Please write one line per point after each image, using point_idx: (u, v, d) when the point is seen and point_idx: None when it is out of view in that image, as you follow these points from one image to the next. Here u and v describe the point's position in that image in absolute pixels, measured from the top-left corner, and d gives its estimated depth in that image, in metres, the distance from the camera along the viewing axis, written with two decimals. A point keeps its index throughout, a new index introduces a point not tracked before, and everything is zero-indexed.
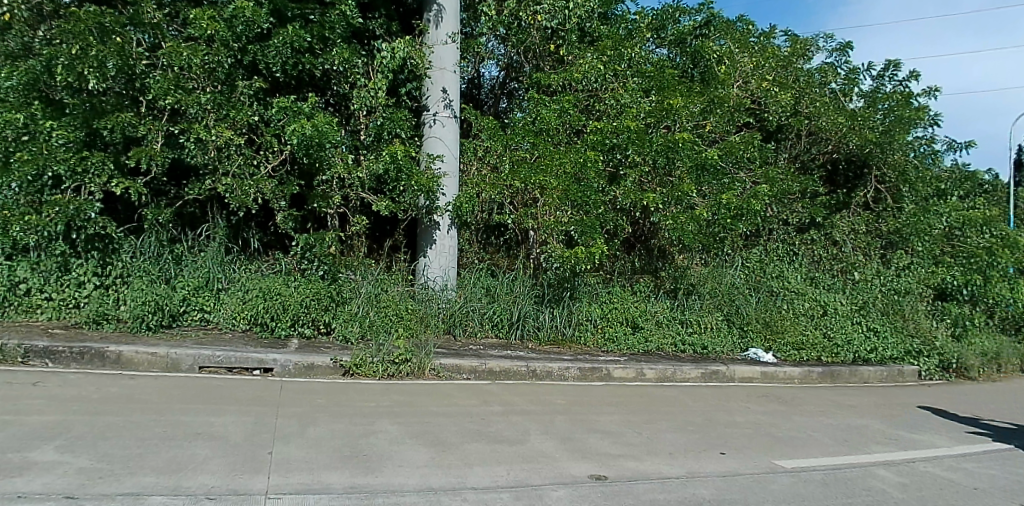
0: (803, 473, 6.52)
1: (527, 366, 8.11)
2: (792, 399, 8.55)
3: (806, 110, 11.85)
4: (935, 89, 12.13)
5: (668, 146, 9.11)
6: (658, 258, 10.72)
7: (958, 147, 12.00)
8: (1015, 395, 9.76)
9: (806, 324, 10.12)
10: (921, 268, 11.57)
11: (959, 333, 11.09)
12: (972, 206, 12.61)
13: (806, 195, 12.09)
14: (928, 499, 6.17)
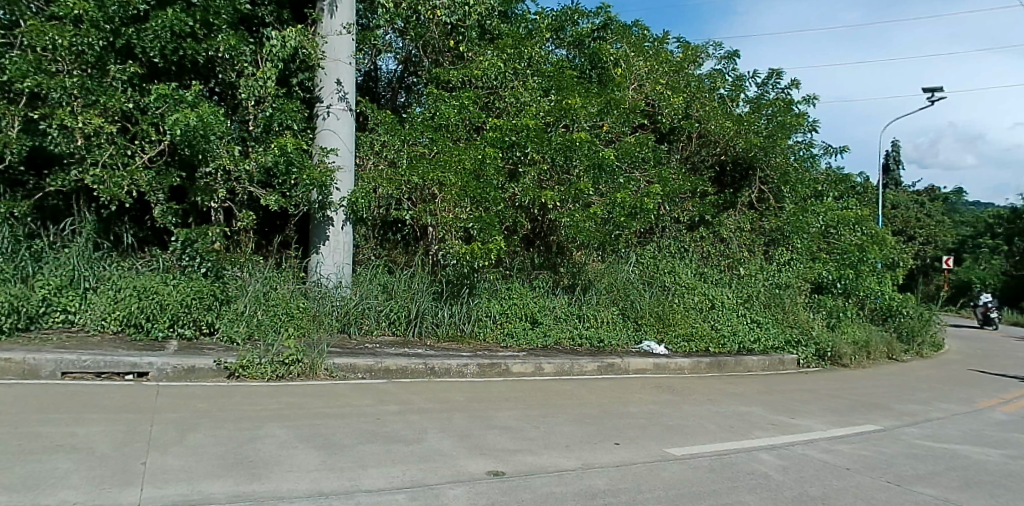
0: (692, 460, 6.79)
1: (425, 363, 8.01)
2: (683, 389, 8.90)
3: (697, 114, 12.41)
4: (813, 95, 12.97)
5: (567, 145, 9.28)
6: (557, 254, 10.75)
7: (832, 153, 12.96)
8: (878, 382, 10.68)
9: (696, 316, 10.59)
10: (800, 263, 12.33)
11: (834, 323, 11.94)
12: (845, 207, 13.62)
13: (695, 194, 12.68)
14: (805, 481, 6.60)
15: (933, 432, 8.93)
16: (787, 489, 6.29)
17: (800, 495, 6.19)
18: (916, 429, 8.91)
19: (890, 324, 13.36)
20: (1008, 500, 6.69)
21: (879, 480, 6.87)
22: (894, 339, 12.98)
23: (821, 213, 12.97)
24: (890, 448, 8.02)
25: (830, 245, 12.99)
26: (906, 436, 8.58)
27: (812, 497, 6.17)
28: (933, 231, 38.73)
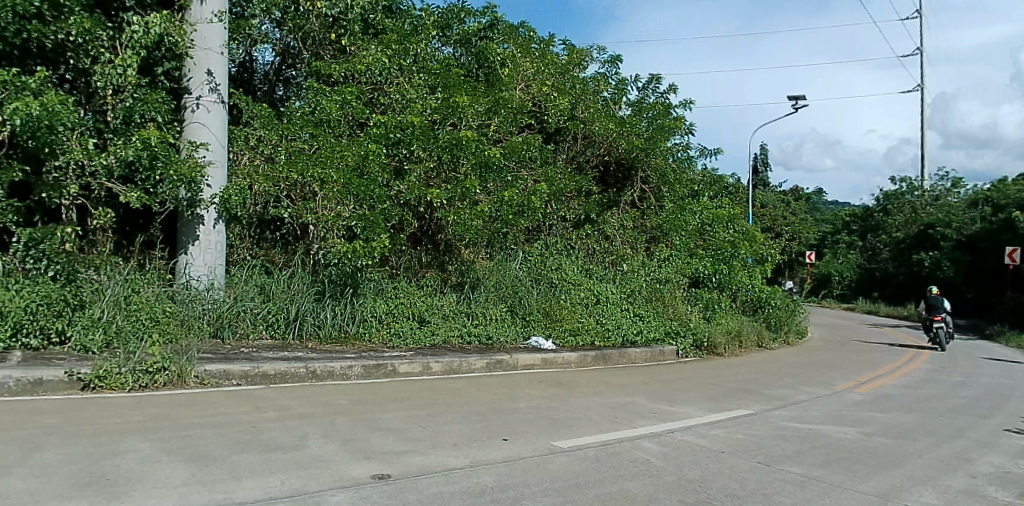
0: (578, 452, 6.95)
1: (306, 367, 7.74)
2: (571, 383, 9.12)
3: (582, 115, 12.82)
4: (689, 102, 13.46)
5: (453, 143, 9.27)
6: (445, 252, 10.91)
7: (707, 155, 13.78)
8: (748, 369, 11.48)
9: (581, 312, 10.86)
10: (679, 259, 12.97)
11: (710, 315, 12.63)
12: (720, 205, 14.49)
13: (581, 193, 12.96)
14: (685, 466, 6.91)
15: (797, 414, 9.66)
16: (668, 475, 6.56)
17: (679, 479, 6.48)
18: (782, 412, 9.62)
19: (760, 313, 14.62)
20: (861, 473, 7.34)
21: (751, 461, 7.34)
22: (763, 330, 13.92)
23: (697, 211, 13.77)
24: (760, 431, 8.58)
25: (706, 241, 13.76)
26: (774, 419, 9.22)
27: (690, 481, 6.48)
28: (798, 229, 42.58)
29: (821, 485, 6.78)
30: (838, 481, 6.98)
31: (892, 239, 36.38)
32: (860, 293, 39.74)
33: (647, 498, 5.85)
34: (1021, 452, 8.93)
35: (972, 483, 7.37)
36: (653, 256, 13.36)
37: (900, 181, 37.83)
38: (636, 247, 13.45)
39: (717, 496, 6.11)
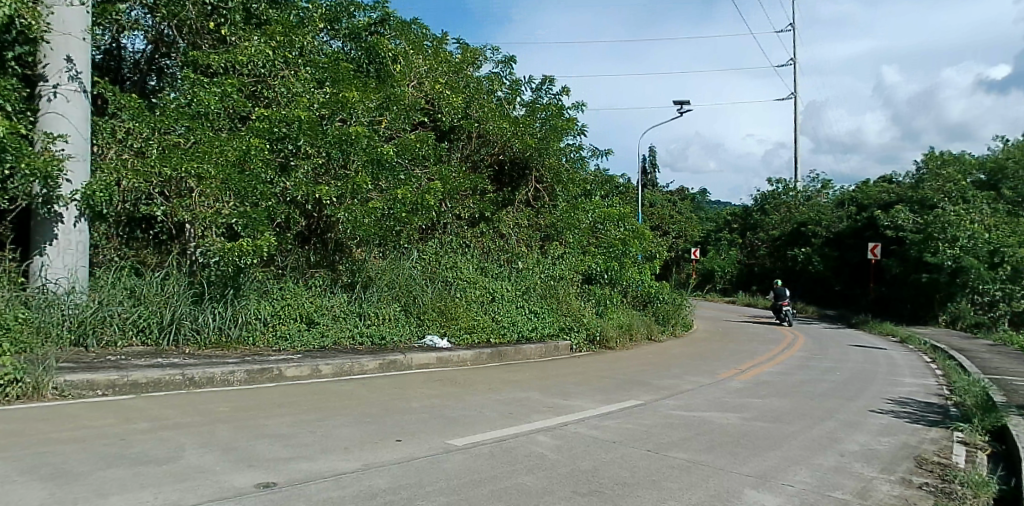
0: (473, 448, 6.98)
1: (183, 374, 7.35)
2: (467, 381, 9.21)
3: (476, 114, 13.41)
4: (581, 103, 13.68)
5: (340, 139, 10.02)
6: (335, 251, 11.10)
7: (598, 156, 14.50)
8: (635, 360, 12.07)
9: (477, 309, 11.14)
10: (572, 256, 13.48)
11: (602, 310, 13.35)
12: (609, 205, 15.15)
13: (476, 192, 13.28)
14: (578, 457, 7.09)
15: (684, 403, 10.16)
16: (562, 467, 6.69)
17: (573, 471, 6.62)
18: (670, 401, 10.14)
19: (648, 307, 15.89)
20: (742, 456, 7.80)
21: (641, 449, 7.62)
22: (652, 324, 14.99)
23: (589, 210, 14.25)
24: (649, 420, 8.95)
25: (598, 238, 14.42)
26: (662, 408, 9.66)
27: (583, 471, 6.64)
28: (683, 226, 45.28)
29: (706, 469, 7.15)
30: (721, 464, 7.38)
31: (769, 236, 39.14)
32: (740, 286, 42.49)
33: (541, 490, 5.94)
34: (882, 430, 9.83)
35: (839, 460, 8.01)
36: (548, 253, 13.68)
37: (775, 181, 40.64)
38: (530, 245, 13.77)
39: (609, 485, 6.29)
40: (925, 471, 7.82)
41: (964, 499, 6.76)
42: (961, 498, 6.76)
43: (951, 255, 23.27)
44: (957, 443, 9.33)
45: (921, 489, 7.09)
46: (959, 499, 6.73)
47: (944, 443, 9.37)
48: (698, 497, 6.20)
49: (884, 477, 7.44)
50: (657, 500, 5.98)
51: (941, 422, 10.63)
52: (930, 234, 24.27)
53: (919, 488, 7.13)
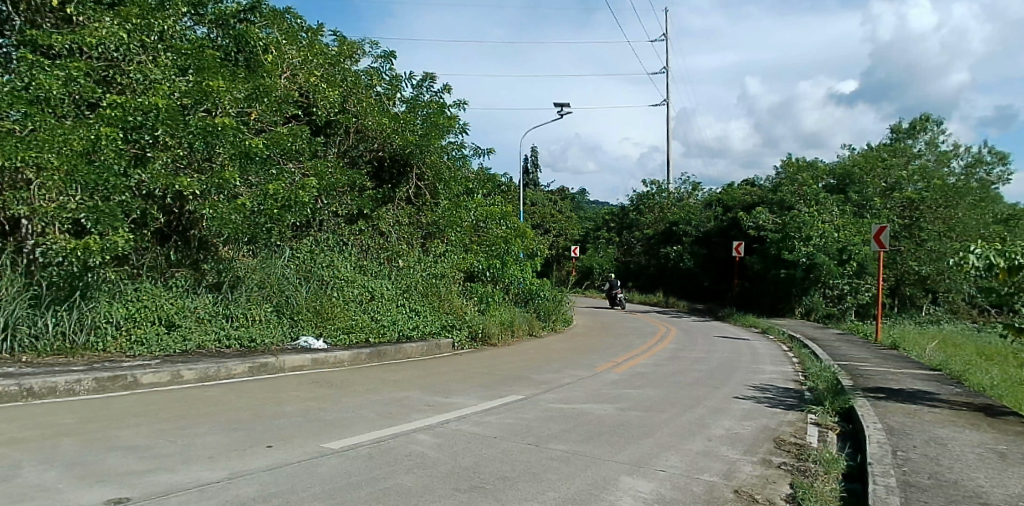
0: (349, 451, 6.82)
1: (19, 384, 6.73)
2: (343, 382, 9.19)
3: (353, 109, 14.56)
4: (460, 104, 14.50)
5: (207, 130, 9.85)
6: (198, 249, 11.11)
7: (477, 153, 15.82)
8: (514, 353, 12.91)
9: (355, 309, 11.63)
10: (454, 254, 14.82)
11: (484, 307, 14.70)
12: (493, 203, 16.91)
13: (354, 188, 14.21)
14: (458, 454, 7.10)
15: (564, 396, 10.49)
16: (442, 465, 6.68)
17: (453, 468, 6.63)
18: (549, 394, 10.47)
19: (530, 304, 17.19)
20: (618, 445, 8.14)
21: (521, 443, 7.76)
22: (534, 319, 16.27)
23: (472, 209, 15.90)
24: (529, 414, 9.15)
25: (480, 236, 15.98)
26: (543, 402, 9.93)
27: (463, 468, 6.66)
28: (563, 226, 47.55)
29: (583, 459, 7.39)
30: (598, 454, 7.67)
31: (644, 235, 41.38)
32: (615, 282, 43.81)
33: (420, 489, 5.90)
34: (746, 414, 10.64)
35: (707, 445, 8.56)
36: (429, 251, 14.94)
37: (650, 182, 42.83)
38: (411, 243, 14.84)
39: (489, 479, 6.36)
40: (783, 451, 8.53)
41: (817, 475, 7.49)
42: (814, 476, 7.47)
43: (805, 253, 25.54)
44: (810, 424, 10.27)
45: (779, 468, 7.75)
46: (813, 476, 7.44)
47: (798, 424, 10.26)
48: (577, 486, 6.40)
49: (746, 459, 8.04)
50: (536, 492, 6.11)
51: (796, 406, 11.64)
52: (788, 233, 26.67)
53: (777, 467, 7.78)
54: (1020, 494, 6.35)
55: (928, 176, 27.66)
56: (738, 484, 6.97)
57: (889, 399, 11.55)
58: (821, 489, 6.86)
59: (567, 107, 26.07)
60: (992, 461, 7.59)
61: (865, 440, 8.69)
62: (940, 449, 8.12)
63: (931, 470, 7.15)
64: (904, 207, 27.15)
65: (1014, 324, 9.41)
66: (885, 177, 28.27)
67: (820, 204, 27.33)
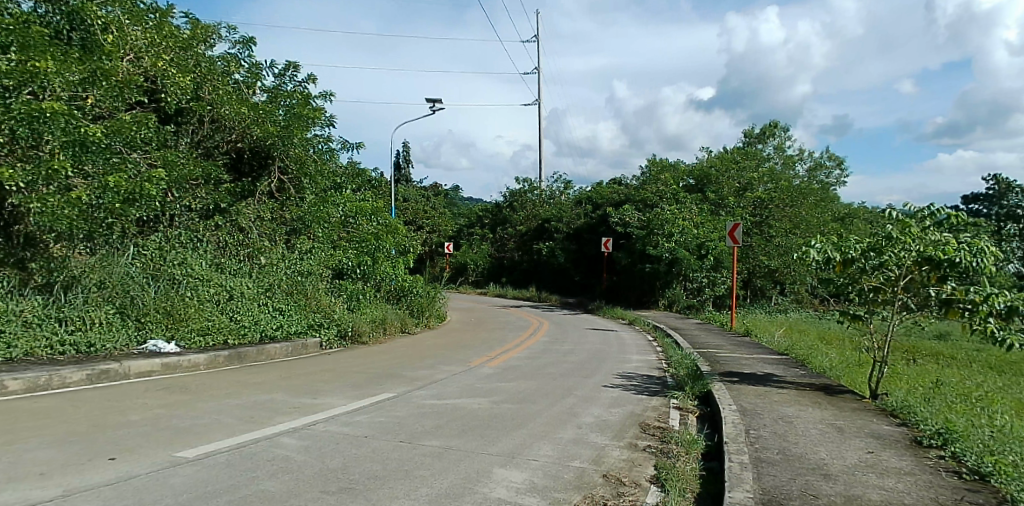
0: (207, 458, 6.43)
1: None
2: (199, 387, 8.82)
3: (209, 97, 13.86)
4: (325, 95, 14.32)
5: (32, 116, 8.98)
6: (23, 246, 10.03)
7: (343, 146, 15.56)
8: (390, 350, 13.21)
9: (211, 309, 11.32)
10: (321, 251, 14.86)
11: (353, 304, 15.17)
12: (363, 198, 17.07)
13: (208, 181, 13.58)
14: (326, 456, 6.91)
15: (437, 392, 10.50)
16: (308, 468, 6.46)
17: (321, 471, 6.43)
18: (423, 391, 10.44)
19: (403, 301, 17.70)
20: (491, 438, 8.27)
21: (393, 441, 7.68)
22: (406, 316, 16.86)
23: (341, 204, 15.84)
24: (401, 411, 9.07)
25: (349, 233, 16.13)
26: (415, 398, 9.89)
27: (332, 470, 6.49)
28: (435, 222, 48.28)
29: (457, 454, 7.44)
30: (471, 447, 7.74)
31: (517, 231, 42.35)
32: (491, 279, 44.83)
33: (286, 494, 5.69)
34: (613, 402, 11.19)
35: (577, 433, 8.91)
36: (294, 247, 14.73)
37: (523, 180, 43.79)
38: (274, 239, 14.48)
39: (359, 480, 6.24)
40: (648, 435, 9.07)
41: (678, 456, 8.05)
42: (676, 456, 8.02)
43: (668, 249, 27.21)
44: (672, 409, 10.98)
45: (645, 451, 8.24)
46: (675, 458, 7.97)
47: (662, 409, 10.94)
48: (451, 481, 6.44)
49: (614, 444, 8.45)
50: (408, 489, 6.08)
51: (659, 392, 12.42)
52: (652, 229, 28.28)
53: (643, 450, 8.26)
54: (853, 464, 7.17)
55: (775, 177, 30.59)
56: (607, 469, 7.32)
57: (741, 382, 12.61)
58: (682, 469, 7.38)
59: (438, 104, 26.12)
60: (830, 435, 8.51)
61: (721, 420, 9.43)
62: (786, 426, 8.98)
63: (779, 446, 7.89)
64: (755, 207, 29.62)
65: (848, 311, 10.59)
66: (739, 178, 30.71)
67: (681, 203, 29.21)
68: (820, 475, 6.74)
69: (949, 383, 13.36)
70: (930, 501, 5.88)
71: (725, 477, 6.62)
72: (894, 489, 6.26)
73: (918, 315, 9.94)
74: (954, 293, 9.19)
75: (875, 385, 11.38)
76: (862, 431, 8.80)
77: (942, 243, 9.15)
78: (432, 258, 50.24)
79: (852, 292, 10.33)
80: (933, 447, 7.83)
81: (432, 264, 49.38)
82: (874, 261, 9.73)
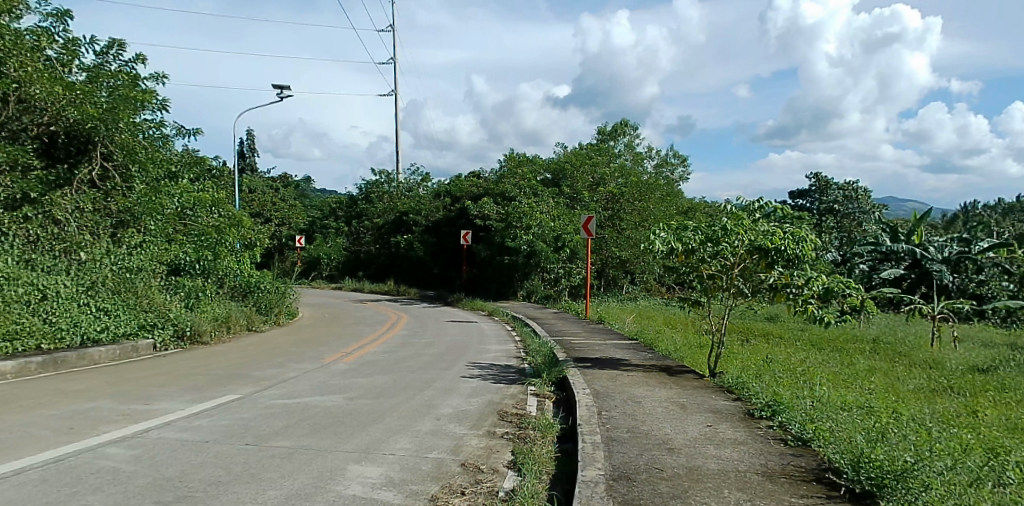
0: (16, 476, 5.79)
1: None
2: (5, 398, 7.92)
3: (15, 74, 12.25)
4: (157, 77, 13.33)
5: None
6: None
7: (179, 132, 14.53)
8: (229, 346, 13.41)
9: (20, 311, 10.26)
10: (154, 246, 13.93)
11: (194, 304, 14.48)
12: (201, 189, 16.23)
13: (14, 167, 12.09)
14: (160, 465, 6.46)
15: (286, 391, 10.11)
16: (140, 478, 6.02)
17: (154, 480, 6.02)
18: (272, 391, 10.03)
19: (249, 298, 17.29)
20: (346, 434, 8.14)
21: (238, 445, 7.33)
22: (253, 313, 16.59)
23: (177, 195, 15.03)
24: (247, 413, 8.68)
25: (186, 225, 15.32)
26: (263, 399, 9.48)
27: (168, 478, 6.09)
28: (285, 213, 47.65)
29: (309, 454, 7.25)
30: (325, 446, 7.59)
31: (374, 223, 41.50)
32: (346, 273, 43.65)
33: None
34: (472, 392, 11.42)
35: (436, 424, 9.02)
36: (121, 241, 13.66)
37: (380, 172, 43.05)
38: (97, 232, 13.18)
39: (199, 487, 5.92)
40: (507, 422, 9.37)
41: (535, 441, 8.40)
42: (532, 441, 8.38)
43: (526, 241, 28.05)
44: (530, 395, 11.42)
45: (503, 438, 8.51)
46: (532, 442, 8.32)
47: (520, 397, 11.32)
48: (303, 481, 6.29)
49: (472, 433, 8.65)
50: (255, 493, 5.87)
51: (517, 380, 12.84)
52: (510, 222, 29.02)
53: (501, 437, 8.54)
54: (694, 437, 7.87)
55: (626, 173, 32.55)
56: (465, 458, 7.50)
57: (594, 367, 13.36)
58: (538, 452, 7.72)
59: (286, 91, 25.06)
60: (674, 412, 9.27)
61: (575, 404, 9.95)
62: (634, 406, 9.69)
63: (629, 425, 8.50)
64: (607, 200, 31.34)
65: (690, 297, 11.68)
66: (592, 173, 32.32)
67: (538, 196, 30.19)
68: (664, 449, 7.36)
69: (777, 361, 15.00)
70: (760, 467, 6.62)
71: (579, 457, 7.01)
72: (729, 457, 6.98)
73: (750, 299, 11.11)
74: (780, 278, 10.50)
75: (714, 364, 12.53)
76: (701, 406, 9.69)
77: (770, 233, 10.30)
78: (281, 252, 48.09)
79: (692, 279, 11.25)
80: (763, 418, 8.86)
81: (281, 259, 47.21)
82: (711, 250, 10.62)
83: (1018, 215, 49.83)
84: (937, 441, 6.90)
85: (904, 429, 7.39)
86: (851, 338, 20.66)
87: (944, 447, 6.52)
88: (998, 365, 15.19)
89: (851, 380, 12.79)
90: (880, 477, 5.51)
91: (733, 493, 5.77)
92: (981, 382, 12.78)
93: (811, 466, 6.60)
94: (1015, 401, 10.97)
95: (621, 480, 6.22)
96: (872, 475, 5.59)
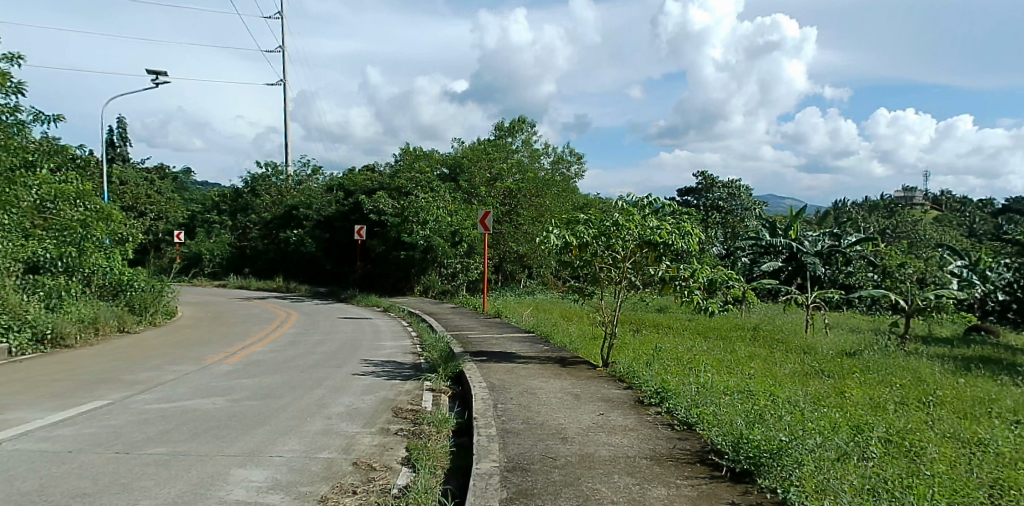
0: None
1: None
2: None
3: None
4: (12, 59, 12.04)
5: None
6: None
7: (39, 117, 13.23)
8: (98, 347, 12.68)
9: None
10: (8, 242, 12.72)
11: (56, 305, 13.46)
12: (63, 179, 14.78)
13: None
14: (16, 479, 5.99)
15: (162, 395, 9.60)
16: None
17: (9, 496, 5.58)
18: (145, 395, 9.47)
19: (120, 297, 16.29)
20: (229, 438, 7.87)
21: (107, 454, 6.92)
22: (124, 313, 15.65)
23: (35, 186, 13.63)
24: (118, 419, 8.18)
25: (46, 219, 14.06)
26: (135, 404, 8.96)
27: (24, 493, 5.66)
28: (163, 206, 44.65)
29: (187, 460, 6.95)
30: (205, 450, 7.31)
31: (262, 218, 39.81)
32: (231, 269, 41.59)
33: None
34: (365, 389, 11.31)
35: (326, 423, 8.89)
36: None
37: (268, 163, 41.30)
38: None
39: (61, 501, 5.55)
40: (401, 418, 9.38)
41: (430, 436, 8.48)
42: (427, 436, 8.47)
43: (422, 236, 27.84)
44: (426, 391, 11.47)
45: (397, 434, 8.53)
46: (427, 437, 8.41)
47: (416, 393, 11.34)
48: (180, 489, 6.06)
49: (365, 431, 8.61)
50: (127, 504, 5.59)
51: (412, 375, 12.84)
52: (406, 217, 28.69)
53: (395, 434, 8.56)
54: (587, 426, 8.25)
55: (523, 169, 33.08)
56: (356, 456, 7.46)
57: (490, 360, 13.58)
58: (432, 447, 7.83)
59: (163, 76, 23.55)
60: (567, 402, 9.66)
61: (471, 398, 10.12)
62: (530, 397, 10.00)
63: (524, 416, 8.78)
64: (505, 196, 31.71)
65: (585, 289, 11.98)
66: (489, 168, 32.58)
67: (435, 191, 30.09)
68: (558, 438, 7.68)
69: (667, 350, 15.87)
70: (648, 451, 7.06)
71: (474, 451, 7.18)
72: (620, 444, 7.40)
73: (641, 292, 11.70)
74: (668, 271, 11.10)
75: (607, 355, 13.10)
76: (593, 396, 10.14)
77: (657, 228, 10.86)
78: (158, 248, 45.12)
79: (586, 274, 11.66)
80: (652, 404, 9.44)
81: (159, 254, 44.31)
82: (604, 244, 11.14)
83: (879, 211, 54.99)
84: (809, 420, 7.62)
85: (779, 410, 8.10)
86: (733, 327, 22.17)
87: (815, 426, 7.23)
88: (862, 349, 16.82)
89: (733, 366, 13.76)
90: (757, 456, 6.03)
91: (622, 478, 6.14)
92: (847, 365, 14.13)
93: (695, 448, 7.14)
94: (875, 381, 12.22)
95: (514, 471, 6.45)
96: (751, 455, 6.11)
